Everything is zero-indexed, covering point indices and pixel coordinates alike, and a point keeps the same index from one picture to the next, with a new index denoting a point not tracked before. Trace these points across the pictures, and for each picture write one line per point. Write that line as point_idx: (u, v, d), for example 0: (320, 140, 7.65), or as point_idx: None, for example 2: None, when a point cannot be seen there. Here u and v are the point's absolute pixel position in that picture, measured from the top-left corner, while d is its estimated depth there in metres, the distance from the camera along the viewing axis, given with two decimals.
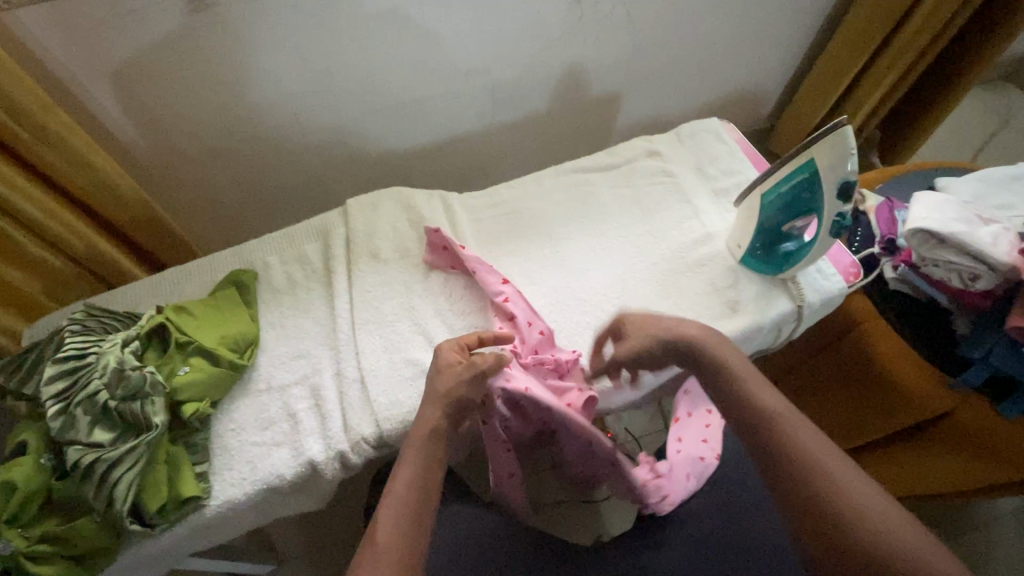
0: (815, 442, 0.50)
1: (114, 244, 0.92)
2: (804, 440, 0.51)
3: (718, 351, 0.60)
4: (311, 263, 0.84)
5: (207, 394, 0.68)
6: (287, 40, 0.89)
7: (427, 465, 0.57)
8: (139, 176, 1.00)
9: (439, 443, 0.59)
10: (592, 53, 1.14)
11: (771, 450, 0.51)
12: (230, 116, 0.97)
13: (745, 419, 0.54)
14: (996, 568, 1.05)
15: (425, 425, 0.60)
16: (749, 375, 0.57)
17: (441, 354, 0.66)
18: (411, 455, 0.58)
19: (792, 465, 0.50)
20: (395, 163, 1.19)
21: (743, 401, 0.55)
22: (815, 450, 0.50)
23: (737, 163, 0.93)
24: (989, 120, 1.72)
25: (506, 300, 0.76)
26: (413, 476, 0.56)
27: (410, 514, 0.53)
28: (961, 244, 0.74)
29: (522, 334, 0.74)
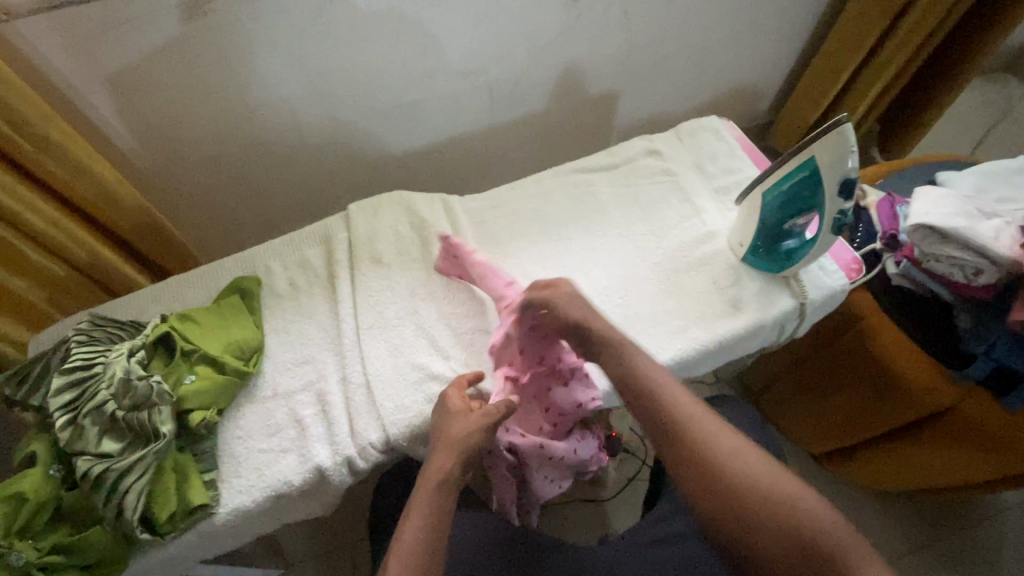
0: (732, 450, 0.54)
1: (117, 253, 0.93)
2: (720, 452, 0.54)
3: (648, 369, 0.61)
4: (313, 268, 0.85)
5: (212, 401, 0.69)
6: (285, 45, 0.89)
7: (435, 519, 0.56)
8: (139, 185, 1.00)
9: (448, 491, 0.59)
10: (590, 52, 1.14)
11: (693, 466, 0.54)
12: (230, 122, 0.97)
13: (665, 438, 0.57)
14: (1002, 560, 1.06)
15: (431, 480, 0.59)
16: (667, 383, 0.60)
17: (448, 401, 0.66)
18: (417, 508, 0.56)
19: (712, 479, 0.53)
20: (395, 165, 1.19)
21: (662, 417, 0.58)
22: (730, 457, 0.54)
23: (738, 161, 0.93)
24: (987, 112, 1.72)
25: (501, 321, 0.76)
26: (422, 533, 0.54)
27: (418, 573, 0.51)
28: (964, 239, 0.74)
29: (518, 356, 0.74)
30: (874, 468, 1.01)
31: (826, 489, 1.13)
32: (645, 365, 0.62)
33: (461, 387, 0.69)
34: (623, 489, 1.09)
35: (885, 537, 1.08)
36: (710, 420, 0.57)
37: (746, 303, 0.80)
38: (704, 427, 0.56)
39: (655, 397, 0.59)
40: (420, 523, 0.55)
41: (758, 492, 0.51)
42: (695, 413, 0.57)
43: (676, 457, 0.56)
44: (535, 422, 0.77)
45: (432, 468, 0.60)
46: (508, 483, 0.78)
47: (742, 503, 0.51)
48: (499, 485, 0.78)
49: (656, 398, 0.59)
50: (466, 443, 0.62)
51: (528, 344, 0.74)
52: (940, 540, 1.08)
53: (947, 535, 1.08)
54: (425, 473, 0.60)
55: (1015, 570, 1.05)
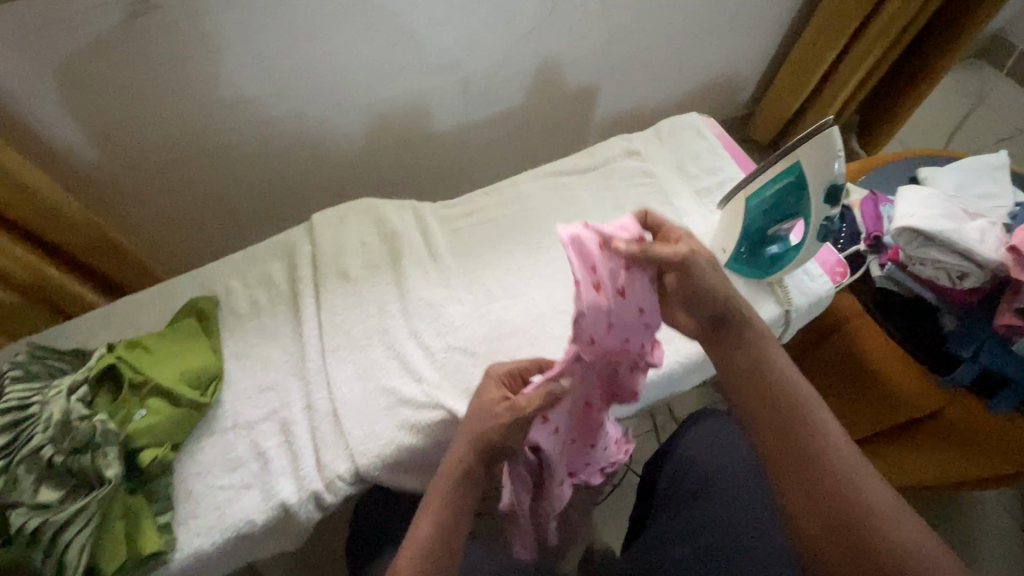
0: (846, 453, 0.49)
1: (64, 271, 0.86)
2: (832, 452, 0.49)
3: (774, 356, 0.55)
4: (275, 285, 0.79)
5: (167, 437, 0.64)
6: (240, 45, 0.83)
7: (452, 515, 0.54)
8: (83, 197, 0.93)
9: (466, 490, 0.55)
10: (566, 45, 1.09)
11: (796, 456, 0.50)
12: (183, 125, 0.90)
13: (770, 422, 0.52)
14: (983, 554, 1.06)
15: (448, 474, 0.55)
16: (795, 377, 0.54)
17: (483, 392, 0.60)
18: (431, 503, 0.54)
19: (815, 476, 0.49)
20: (365, 166, 1.13)
21: (771, 402, 0.53)
22: (841, 457, 0.49)
23: (720, 160, 0.90)
24: (962, 99, 1.71)
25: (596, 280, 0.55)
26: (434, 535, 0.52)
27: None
28: (949, 242, 0.73)
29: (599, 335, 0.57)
30: None
31: None
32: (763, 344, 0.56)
33: (501, 387, 0.61)
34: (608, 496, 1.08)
35: None
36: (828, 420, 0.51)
37: None
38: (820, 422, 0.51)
39: (774, 382, 0.54)
40: (432, 519, 0.53)
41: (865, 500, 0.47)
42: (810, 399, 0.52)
43: (778, 444, 0.51)
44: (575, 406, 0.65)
45: (447, 461, 0.57)
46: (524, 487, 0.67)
47: (841, 503, 0.47)
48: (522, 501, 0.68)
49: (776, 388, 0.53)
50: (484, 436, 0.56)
51: (633, 321, 0.59)
52: None
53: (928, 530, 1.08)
54: (443, 465, 0.57)
55: (997, 563, 1.05)
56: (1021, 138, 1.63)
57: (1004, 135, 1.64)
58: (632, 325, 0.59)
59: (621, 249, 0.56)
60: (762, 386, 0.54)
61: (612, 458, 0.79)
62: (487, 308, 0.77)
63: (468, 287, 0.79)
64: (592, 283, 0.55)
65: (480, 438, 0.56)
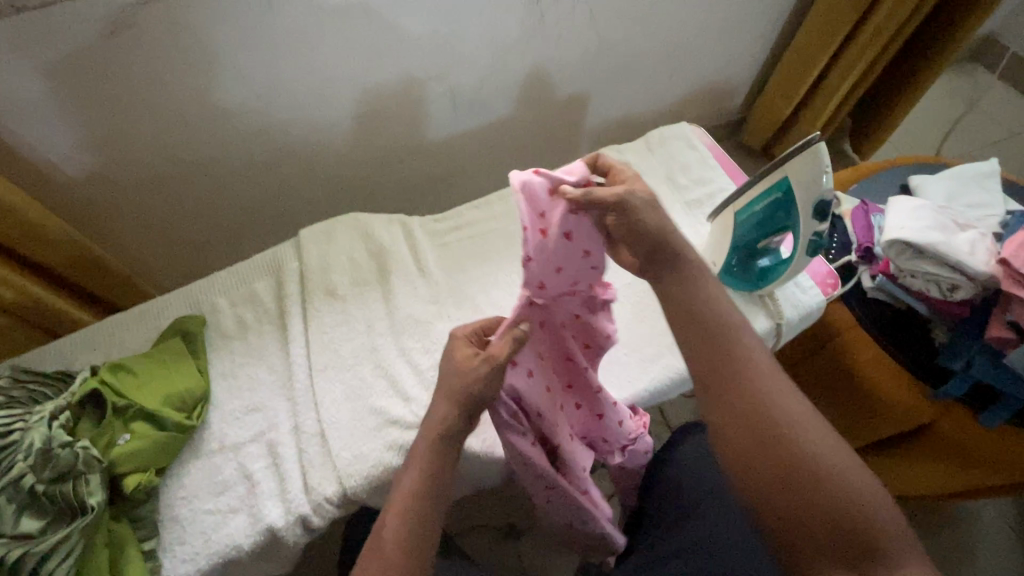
0: (793, 406, 0.47)
1: (49, 289, 0.85)
2: (780, 405, 0.47)
3: (706, 291, 0.54)
4: (262, 303, 0.79)
5: (151, 461, 0.63)
6: (225, 59, 0.82)
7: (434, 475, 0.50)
8: (68, 213, 0.92)
9: (448, 449, 0.52)
10: (555, 54, 1.08)
11: (745, 410, 0.48)
12: (168, 140, 0.89)
13: (717, 377, 0.50)
14: (979, 562, 1.06)
15: (432, 431, 0.52)
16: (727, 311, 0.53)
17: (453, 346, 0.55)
18: (413, 467, 0.51)
19: (764, 430, 0.46)
20: (355, 178, 1.12)
21: (717, 355, 0.50)
22: (789, 410, 0.47)
23: (710, 171, 0.89)
24: (955, 103, 1.71)
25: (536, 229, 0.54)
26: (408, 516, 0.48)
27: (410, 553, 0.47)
28: (939, 255, 0.72)
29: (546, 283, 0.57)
30: None
31: None
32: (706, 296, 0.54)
33: (478, 334, 0.57)
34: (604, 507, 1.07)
35: None
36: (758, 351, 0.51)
37: None
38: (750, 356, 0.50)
39: (719, 333, 0.51)
40: (412, 484, 0.50)
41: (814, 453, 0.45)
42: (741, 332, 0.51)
43: (727, 399, 0.49)
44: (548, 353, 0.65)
45: (430, 420, 0.53)
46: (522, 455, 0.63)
47: (785, 448, 0.45)
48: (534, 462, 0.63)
49: (710, 322, 0.52)
50: (473, 391, 0.52)
51: (578, 263, 0.57)
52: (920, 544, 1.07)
53: (925, 539, 1.07)
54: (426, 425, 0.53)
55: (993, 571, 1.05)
56: (1013, 141, 1.63)
57: (996, 138, 1.64)
58: (578, 268, 0.58)
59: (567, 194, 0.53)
60: (706, 339, 0.51)
61: (629, 436, 0.72)
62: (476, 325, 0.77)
63: (457, 304, 0.79)
64: (541, 230, 0.54)
65: (467, 394, 0.52)
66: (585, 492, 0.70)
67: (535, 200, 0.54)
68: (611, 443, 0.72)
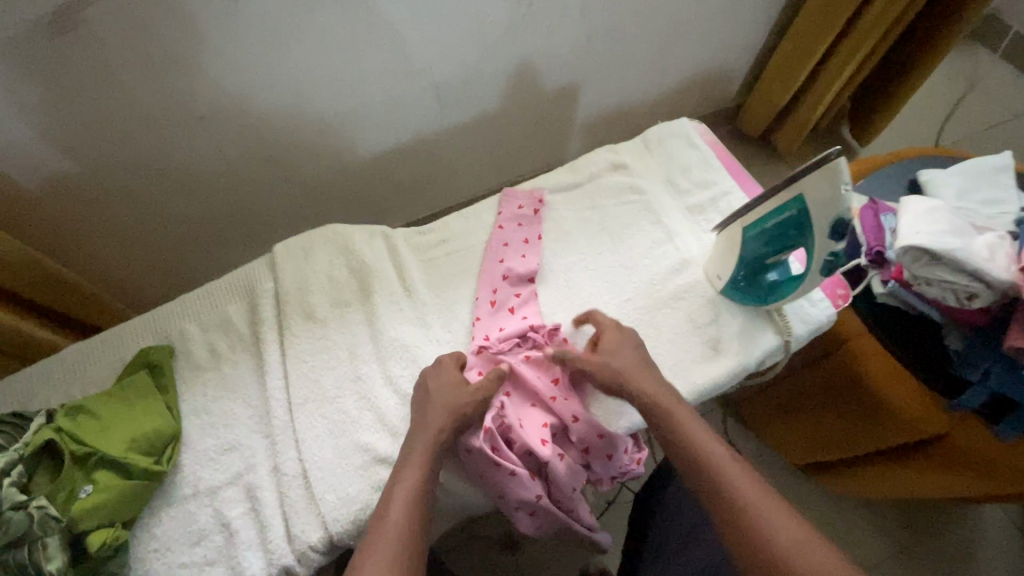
0: (773, 503, 0.53)
1: (35, 322, 0.81)
2: (761, 503, 0.53)
3: (690, 428, 0.60)
4: (235, 328, 0.73)
5: (118, 514, 0.58)
6: (180, 66, 0.73)
7: (421, 484, 0.55)
8: (36, 242, 0.84)
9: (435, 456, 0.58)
10: (546, 45, 1.00)
11: (733, 511, 0.53)
12: (131, 151, 0.80)
13: (705, 482, 0.56)
14: (978, 558, 1.06)
15: (430, 439, 0.59)
16: (714, 447, 0.58)
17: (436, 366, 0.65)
18: (408, 470, 0.56)
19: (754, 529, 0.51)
20: (335, 184, 1.04)
21: (703, 463, 0.57)
22: (770, 507, 0.52)
23: (712, 172, 0.84)
24: (955, 84, 1.66)
25: (498, 275, 0.76)
26: (408, 512, 0.53)
27: (409, 544, 0.51)
28: (957, 262, 0.68)
29: (506, 321, 0.72)
30: (852, 482, 0.97)
31: (808, 498, 1.10)
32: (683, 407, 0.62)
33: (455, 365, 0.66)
34: (603, 515, 1.04)
35: (863, 543, 1.06)
36: (752, 484, 0.55)
37: (729, 340, 0.73)
38: (747, 493, 0.54)
39: (700, 443, 0.58)
40: (404, 498, 0.54)
41: (795, 546, 0.49)
42: (731, 470, 0.56)
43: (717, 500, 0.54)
44: (520, 392, 0.66)
45: (420, 434, 0.59)
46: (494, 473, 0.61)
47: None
48: (513, 490, 0.61)
49: (702, 460, 0.57)
50: (459, 411, 0.61)
51: (525, 299, 0.75)
52: (918, 542, 1.07)
53: (922, 536, 1.07)
54: (416, 432, 0.60)
55: (993, 567, 1.05)
56: (1014, 123, 1.59)
57: (996, 121, 1.59)
58: (526, 307, 0.74)
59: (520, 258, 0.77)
60: (693, 447, 0.58)
61: (621, 469, 0.66)
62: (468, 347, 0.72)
63: (447, 326, 0.74)
64: (492, 300, 0.74)
65: (457, 413, 0.61)
66: (571, 511, 0.65)
67: (490, 276, 0.76)
68: (600, 473, 0.66)
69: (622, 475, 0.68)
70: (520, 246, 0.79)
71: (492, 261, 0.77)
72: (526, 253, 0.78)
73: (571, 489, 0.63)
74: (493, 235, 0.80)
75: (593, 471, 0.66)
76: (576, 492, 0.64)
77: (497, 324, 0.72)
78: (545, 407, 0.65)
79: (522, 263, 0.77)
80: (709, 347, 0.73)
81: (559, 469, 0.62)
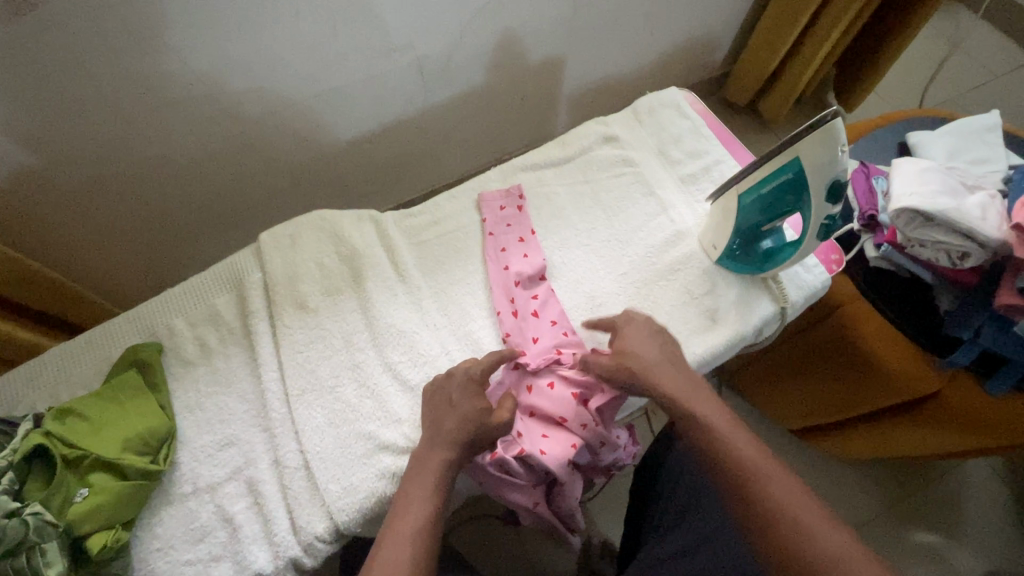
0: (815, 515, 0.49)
1: (15, 324, 0.78)
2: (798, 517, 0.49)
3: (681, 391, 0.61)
4: (225, 321, 0.71)
5: (117, 516, 0.56)
6: (147, 49, 0.69)
7: (439, 480, 0.55)
8: (10, 241, 0.81)
9: (451, 449, 0.57)
10: (529, 16, 0.97)
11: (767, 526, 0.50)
12: (101, 140, 0.76)
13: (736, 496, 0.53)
14: (965, 509, 1.09)
15: (449, 435, 0.58)
16: (700, 401, 0.60)
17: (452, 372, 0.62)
18: (429, 464, 0.56)
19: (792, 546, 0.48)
20: (318, 168, 1.01)
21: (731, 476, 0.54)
22: (800, 510, 0.50)
23: (704, 142, 0.83)
24: (939, 43, 1.65)
25: (515, 274, 0.73)
26: (430, 507, 0.53)
27: (430, 527, 0.51)
28: (951, 222, 0.68)
29: (531, 326, 0.70)
30: (846, 442, 0.99)
31: (801, 460, 1.13)
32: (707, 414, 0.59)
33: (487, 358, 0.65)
34: (604, 488, 1.05)
35: (856, 500, 1.09)
36: (730, 427, 0.57)
37: (726, 313, 0.73)
38: (726, 433, 0.57)
39: (726, 453, 0.55)
40: (427, 494, 0.54)
41: (776, 489, 0.51)
42: (712, 416, 0.58)
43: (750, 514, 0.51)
44: (543, 411, 0.65)
45: (437, 428, 0.59)
46: (499, 485, 0.64)
47: (762, 499, 0.51)
48: (512, 496, 0.64)
49: (693, 411, 0.59)
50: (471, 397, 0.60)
51: (548, 306, 0.72)
52: (908, 496, 1.10)
53: (911, 491, 1.10)
54: (432, 429, 0.59)
55: (979, 516, 1.09)
56: (995, 83, 1.59)
57: (978, 82, 1.59)
58: (550, 314, 0.72)
59: (538, 262, 0.74)
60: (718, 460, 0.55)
61: (618, 463, 0.70)
62: (465, 330, 0.71)
63: (442, 309, 0.73)
64: (512, 310, 0.71)
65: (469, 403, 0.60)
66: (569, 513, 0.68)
67: (503, 285, 0.73)
68: (596, 468, 0.70)
69: (619, 466, 0.72)
70: (533, 250, 0.76)
71: (497, 268, 0.74)
72: (526, 253, 0.75)
73: (570, 499, 0.65)
74: (486, 219, 0.78)
75: (591, 469, 0.70)
76: (574, 501, 0.66)
77: (515, 331, 0.70)
78: (568, 429, 0.64)
79: (526, 263, 0.74)
80: (707, 319, 0.73)
81: (566, 478, 0.63)
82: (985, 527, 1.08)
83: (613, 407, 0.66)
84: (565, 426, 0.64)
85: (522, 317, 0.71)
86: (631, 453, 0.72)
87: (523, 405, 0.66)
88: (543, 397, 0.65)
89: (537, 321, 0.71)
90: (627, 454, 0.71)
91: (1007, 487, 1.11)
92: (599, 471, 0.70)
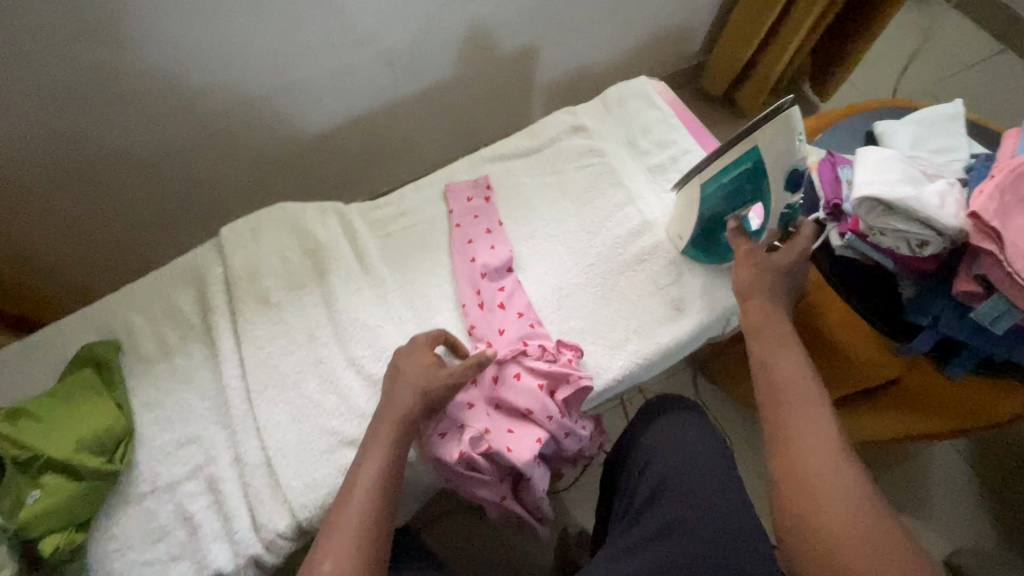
0: (865, 538, 0.47)
1: None
2: (836, 522, 0.48)
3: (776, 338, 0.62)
4: (185, 318, 0.70)
5: (71, 517, 0.56)
6: (100, 39, 0.67)
7: (392, 452, 0.56)
8: None
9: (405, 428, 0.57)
10: (499, 5, 0.95)
11: (804, 529, 0.49)
12: (53, 132, 0.74)
13: (783, 490, 0.52)
14: (931, 491, 1.12)
15: (398, 414, 0.58)
16: (784, 349, 0.61)
17: (411, 357, 0.61)
18: (381, 437, 0.57)
19: (822, 555, 0.48)
20: (286, 161, 0.99)
21: (781, 454, 0.54)
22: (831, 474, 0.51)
23: (673, 132, 0.82)
24: (911, 34, 1.66)
25: (481, 265, 0.73)
26: (380, 477, 0.54)
27: (379, 490, 0.53)
28: (910, 211, 0.68)
29: (497, 318, 0.70)
30: None
31: None
32: (790, 377, 0.58)
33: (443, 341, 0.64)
34: (579, 478, 1.05)
35: None
36: (803, 379, 0.58)
37: (692, 302, 0.73)
38: (795, 380, 0.58)
39: (787, 426, 0.55)
40: (378, 465, 0.55)
41: (820, 445, 0.53)
42: (790, 364, 0.59)
43: (784, 500, 0.51)
44: (509, 403, 0.64)
45: (391, 405, 0.58)
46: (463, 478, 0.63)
47: (792, 444, 0.54)
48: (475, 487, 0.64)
49: (769, 349, 0.61)
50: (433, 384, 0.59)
51: (514, 297, 0.71)
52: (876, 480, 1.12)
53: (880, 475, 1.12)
54: (386, 406, 0.59)
55: (944, 498, 1.12)
56: (965, 74, 1.62)
57: (949, 73, 1.61)
58: (516, 305, 0.71)
59: (505, 253, 0.74)
60: (782, 447, 0.55)
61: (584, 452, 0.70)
62: (431, 323, 0.71)
63: (409, 303, 0.72)
64: (478, 303, 0.71)
65: (426, 390, 0.59)
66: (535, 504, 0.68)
67: (469, 277, 0.73)
68: (561, 460, 0.70)
69: (585, 456, 0.72)
70: (499, 241, 0.75)
71: (463, 260, 0.74)
72: (494, 244, 0.74)
73: (536, 492, 0.65)
74: (453, 211, 0.77)
75: (557, 459, 0.70)
76: (541, 495, 0.66)
77: (481, 322, 0.70)
78: (534, 422, 0.64)
79: (493, 255, 0.73)
80: (672, 308, 0.73)
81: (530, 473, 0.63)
82: (949, 508, 1.11)
83: (578, 399, 0.66)
84: (531, 418, 0.64)
85: (488, 308, 0.70)
86: (596, 441, 0.72)
87: (489, 397, 0.65)
88: (509, 390, 0.64)
89: (503, 313, 0.70)
90: (591, 443, 0.71)
91: (970, 469, 1.14)
92: (565, 462, 0.71)
